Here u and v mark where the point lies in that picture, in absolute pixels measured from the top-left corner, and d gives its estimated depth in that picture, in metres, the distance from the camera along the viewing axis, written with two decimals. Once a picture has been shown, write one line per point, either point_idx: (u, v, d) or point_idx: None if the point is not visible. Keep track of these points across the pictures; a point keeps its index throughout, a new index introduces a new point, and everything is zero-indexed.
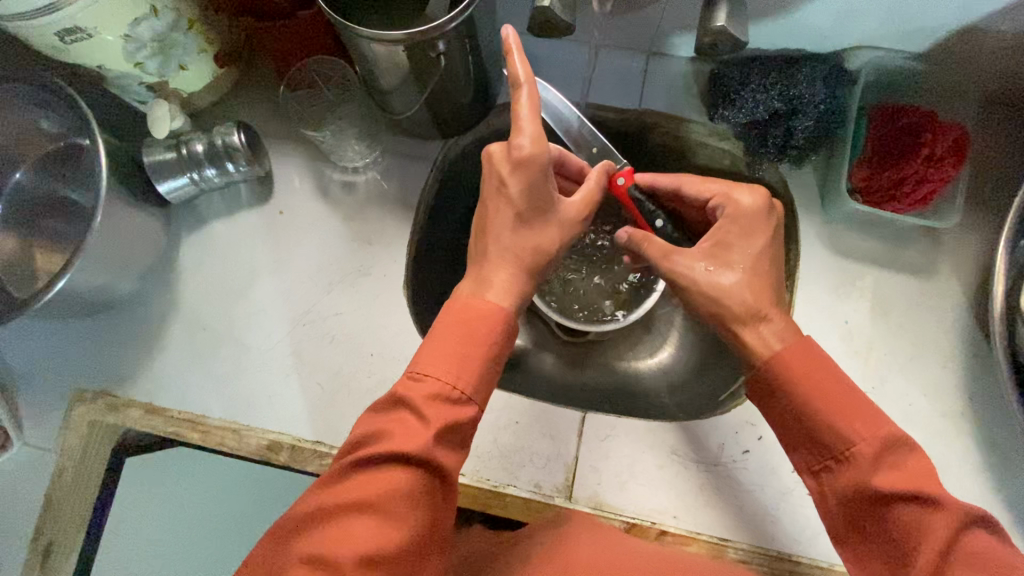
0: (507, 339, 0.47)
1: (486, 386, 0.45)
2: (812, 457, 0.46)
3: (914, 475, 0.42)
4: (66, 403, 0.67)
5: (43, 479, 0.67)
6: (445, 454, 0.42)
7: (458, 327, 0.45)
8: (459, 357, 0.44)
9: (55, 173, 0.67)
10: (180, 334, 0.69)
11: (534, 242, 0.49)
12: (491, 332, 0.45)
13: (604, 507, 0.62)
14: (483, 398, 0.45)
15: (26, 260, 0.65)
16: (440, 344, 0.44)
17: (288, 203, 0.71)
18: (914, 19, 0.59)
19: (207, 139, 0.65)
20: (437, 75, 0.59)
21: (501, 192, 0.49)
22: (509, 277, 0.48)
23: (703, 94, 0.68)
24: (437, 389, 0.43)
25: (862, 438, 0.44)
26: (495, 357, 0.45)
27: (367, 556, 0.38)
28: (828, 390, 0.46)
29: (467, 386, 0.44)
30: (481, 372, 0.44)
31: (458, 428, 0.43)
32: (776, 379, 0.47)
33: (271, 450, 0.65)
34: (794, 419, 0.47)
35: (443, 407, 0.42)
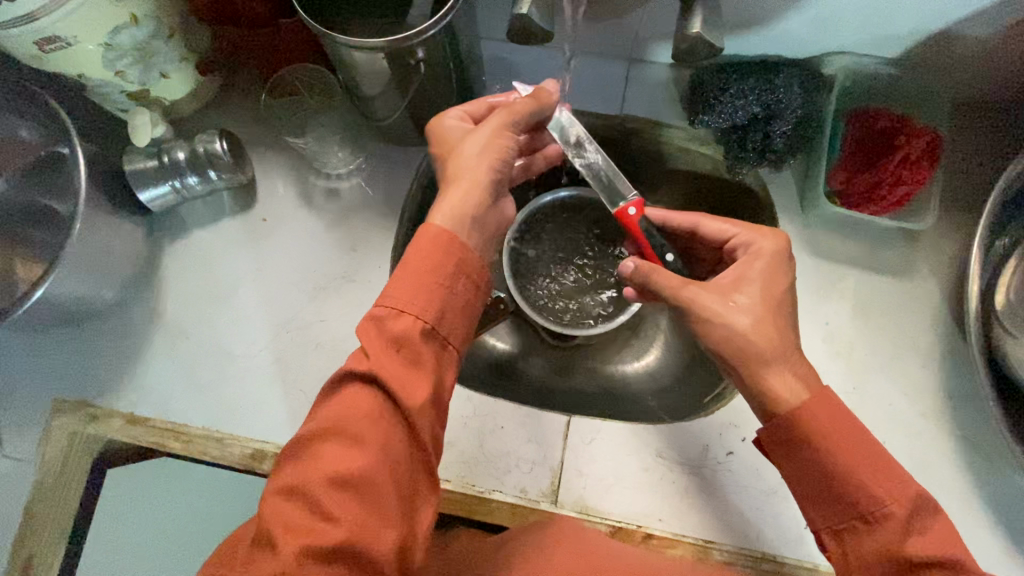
0: (457, 255, 0.44)
1: (444, 302, 0.43)
2: (836, 515, 0.45)
3: (941, 539, 0.42)
4: (46, 415, 0.67)
5: (20, 494, 0.66)
6: (399, 370, 0.41)
7: (416, 256, 0.44)
8: (403, 281, 0.43)
9: (35, 183, 0.66)
10: (162, 343, 0.68)
11: (465, 152, 0.49)
12: (432, 250, 0.44)
13: (591, 510, 0.62)
14: (438, 313, 0.43)
15: (6, 269, 0.65)
16: (401, 273, 0.43)
17: (271, 210, 0.71)
18: (887, 25, 0.60)
19: (189, 147, 0.65)
20: (417, 81, 0.59)
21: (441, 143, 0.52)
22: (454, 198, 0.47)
23: (684, 100, 0.70)
24: (384, 315, 0.42)
25: (893, 500, 0.43)
26: (444, 270, 0.44)
27: (335, 477, 0.39)
28: (848, 448, 0.45)
29: (414, 304, 0.42)
30: (430, 290, 0.43)
31: (410, 344, 0.42)
32: (810, 435, 0.45)
33: (254, 458, 0.64)
34: (814, 480, 0.45)
35: (400, 329, 0.42)
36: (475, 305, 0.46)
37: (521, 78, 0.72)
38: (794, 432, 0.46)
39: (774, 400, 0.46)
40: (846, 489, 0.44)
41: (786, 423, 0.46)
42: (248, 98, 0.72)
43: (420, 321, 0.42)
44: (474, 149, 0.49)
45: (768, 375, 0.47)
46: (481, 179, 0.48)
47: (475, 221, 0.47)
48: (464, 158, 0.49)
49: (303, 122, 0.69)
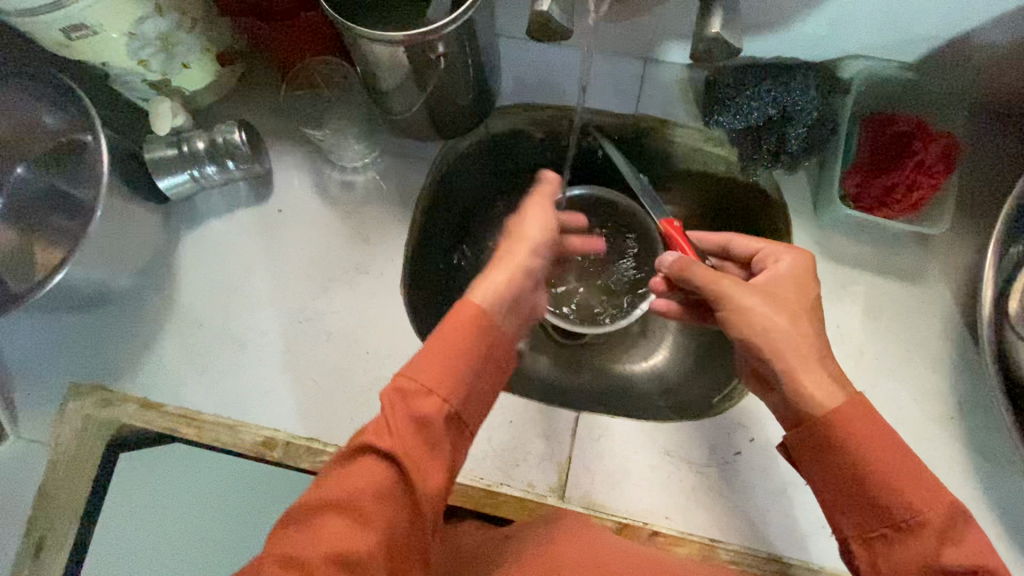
0: (492, 338, 0.44)
1: (469, 384, 0.42)
2: (867, 522, 0.43)
3: (977, 549, 0.40)
4: (62, 397, 0.68)
5: (35, 475, 0.67)
6: (418, 453, 0.40)
7: (452, 328, 0.43)
8: (434, 357, 0.42)
9: (53, 169, 0.67)
10: (177, 330, 0.69)
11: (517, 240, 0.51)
12: (472, 328, 0.43)
13: (597, 506, 0.62)
14: (463, 399, 0.42)
15: (24, 252, 0.66)
16: (434, 347, 0.42)
17: (287, 201, 0.71)
18: (904, 29, 0.60)
19: (208, 137, 0.66)
20: (435, 76, 0.60)
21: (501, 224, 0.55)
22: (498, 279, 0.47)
23: (699, 100, 0.71)
24: (410, 390, 0.41)
25: (927, 508, 0.41)
26: (475, 351, 0.43)
27: (336, 556, 0.38)
28: (882, 454, 0.43)
29: (442, 385, 0.41)
30: (460, 371, 0.42)
31: (431, 427, 0.41)
32: (841, 440, 0.44)
33: (265, 446, 0.65)
34: (845, 487, 0.44)
35: (423, 408, 0.41)
36: (497, 389, 0.45)
37: (538, 76, 0.72)
38: (823, 432, 0.44)
39: (800, 385, 0.46)
40: (878, 496, 0.43)
41: (817, 425, 0.45)
42: (267, 89, 0.73)
43: (444, 405, 0.41)
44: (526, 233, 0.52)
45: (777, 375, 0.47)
46: (527, 261, 0.50)
47: (513, 304, 0.47)
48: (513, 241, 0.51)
49: (323, 115, 0.71)
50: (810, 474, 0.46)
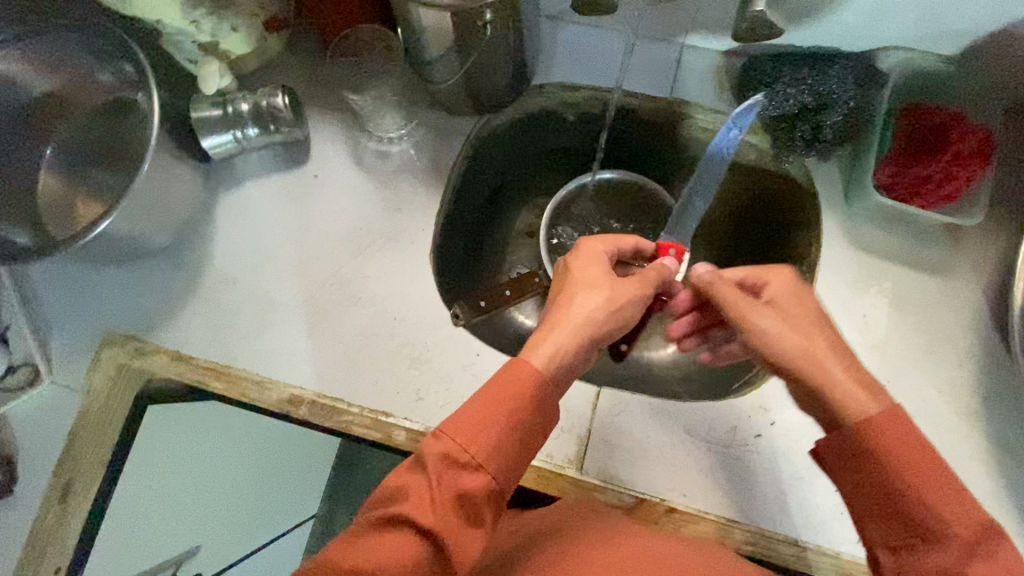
0: (541, 409, 0.46)
1: (512, 459, 0.44)
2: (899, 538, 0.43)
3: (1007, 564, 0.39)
4: (97, 345, 0.70)
5: (67, 419, 0.69)
6: (459, 528, 0.41)
7: (501, 395, 0.44)
8: (482, 425, 0.43)
9: (104, 124, 0.69)
10: (210, 287, 0.71)
11: (594, 297, 0.52)
12: (524, 392, 0.45)
13: (614, 480, 0.63)
14: (508, 472, 0.44)
15: (68, 204, 0.67)
16: (483, 414, 0.43)
17: (323, 167, 0.73)
18: (943, 19, 0.61)
19: (253, 100, 0.68)
20: (478, 48, 0.62)
21: (579, 271, 0.54)
22: (557, 338, 0.49)
23: (735, 87, 0.70)
24: (456, 459, 0.42)
25: (958, 522, 0.41)
26: (523, 424, 0.44)
27: None
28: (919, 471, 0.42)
29: (490, 459, 0.43)
30: (507, 444, 0.43)
31: (473, 502, 0.42)
32: (877, 453, 0.43)
33: (291, 403, 0.66)
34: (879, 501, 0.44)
35: (470, 478, 0.42)
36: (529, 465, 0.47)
37: (576, 56, 0.73)
38: (853, 441, 0.44)
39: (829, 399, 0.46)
40: (913, 512, 0.42)
41: (847, 432, 0.45)
42: (310, 56, 0.75)
43: (491, 477, 0.43)
44: (594, 288, 0.53)
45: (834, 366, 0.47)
46: (604, 320, 0.52)
47: (561, 374, 0.49)
48: (579, 294, 0.52)
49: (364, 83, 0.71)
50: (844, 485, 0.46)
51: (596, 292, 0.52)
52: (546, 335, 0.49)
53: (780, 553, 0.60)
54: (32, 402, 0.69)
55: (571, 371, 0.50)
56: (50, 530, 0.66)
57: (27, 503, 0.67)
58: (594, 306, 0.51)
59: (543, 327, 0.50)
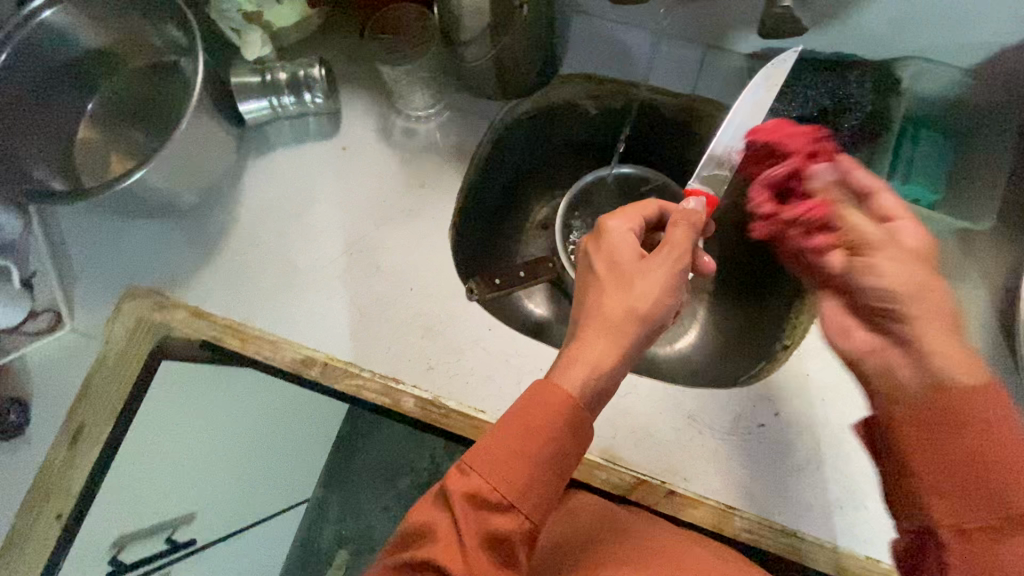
0: (574, 438, 0.47)
1: (544, 492, 0.46)
2: (974, 513, 0.39)
3: None
4: (118, 297, 0.71)
5: (84, 366, 0.70)
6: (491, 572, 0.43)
7: (527, 427, 0.46)
8: (510, 465, 0.45)
9: (145, 85, 0.73)
10: (234, 248, 0.73)
11: (634, 287, 0.50)
12: (552, 423, 0.46)
13: (617, 459, 0.64)
14: (541, 510, 0.46)
15: (103, 155, 0.71)
16: (506, 452, 0.45)
17: (352, 140, 0.75)
18: (962, 33, 0.63)
19: (291, 70, 0.70)
20: (513, 29, 0.66)
21: (599, 266, 0.53)
22: (588, 355, 0.49)
23: (754, 88, 0.73)
24: (485, 498, 0.44)
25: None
26: (552, 457, 0.46)
27: None
28: (1010, 439, 0.40)
29: (522, 499, 0.45)
30: (535, 481, 0.45)
31: (505, 541, 0.44)
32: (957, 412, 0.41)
33: (304, 364, 0.68)
34: (942, 458, 0.41)
35: (497, 519, 0.44)
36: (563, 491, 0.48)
37: (604, 50, 0.75)
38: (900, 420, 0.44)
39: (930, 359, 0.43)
40: (991, 479, 0.39)
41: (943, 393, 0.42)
42: (347, 32, 0.77)
43: (522, 518, 0.45)
44: (629, 286, 0.50)
45: (923, 316, 0.45)
46: (650, 303, 0.50)
47: (595, 391, 0.49)
48: (612, 293, 0.51)
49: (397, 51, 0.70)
50: (908, 439, 0.43)
51: (637, 283, 0.50)
52: (584, 347, 0.49)
53: (777, 542, 0.61)
54: (50, 348, 0.70)
55: (608, 385, 0.49)
56: (56, 474, 0.67)
57: (36, 447, 0.68)
58: (629, 307, 0.50)
59: (577, 337, 0.50)
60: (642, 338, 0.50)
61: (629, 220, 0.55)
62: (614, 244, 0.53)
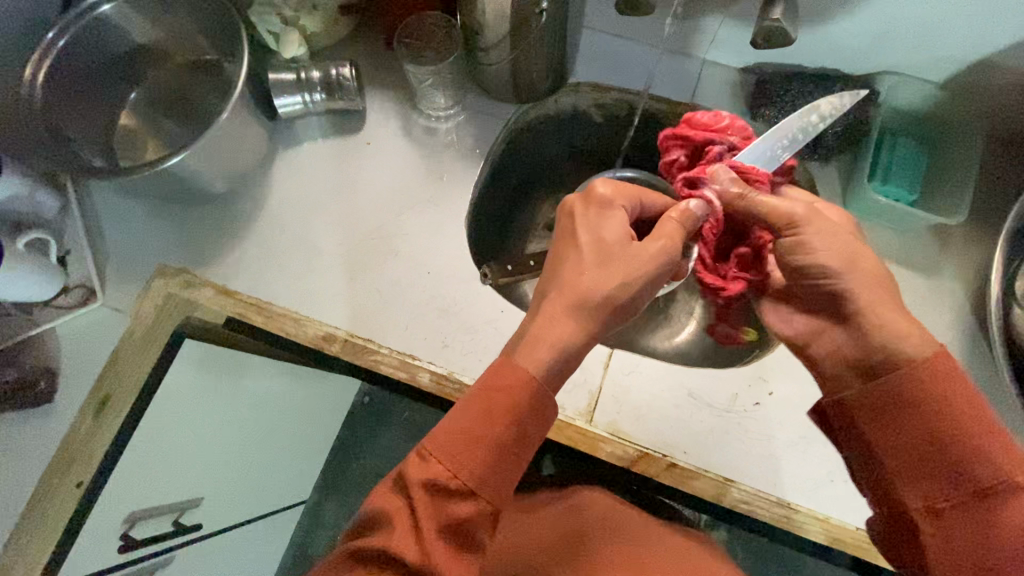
0: (533, 417, 0.48)
1: (504, 479, 0.47)
2: (934, 493, 0.46)
3: (1001, 468, 0.44)
4: (150, 274, 0.76)
5: (113, 338, 0.73)
6: (448, 558, 0.44)
7: (487, 410, 0.47)
8: (470, 449, 0.46)
9: (186, 79, 0.79)
10: (261, 232, 0.77)
11: (605, 272, 0.53)
12: (515, 405, 0.47)
13: (621, 433, 0.68)
14: (501, 496, 0.47)
15: (140, 141, 0.77)
16: (464, 437, 0.46)
17: (375, 136, 0.81)
18: (934, 50, 0.70)
19: (323, 70, 0.76)
20: (530, 34, 0.71)
21: (578, 242, 0.54)
22: (555, 335, 0.51)
23: (747, 99, 0.80)
24: (444, 486, 0.45)
25: (995, 464, 0.44)
26: (512, 442, 0.47)
27: None
28: (960, 411, 0.46)
29: (481, 487, 0.46)
30: (495, 467, 0.46)
31: (464, 527, 0.45)
32: (900, 394, 0.47)
33: (325, 340, 0.72)
34: (906, 443, 0.47)
35: (455, 504, 0.45)
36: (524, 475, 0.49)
37: (612, 60, 0.81)
38: (862, 407, 0.49)
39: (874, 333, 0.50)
40: (945, 453, 0.46)
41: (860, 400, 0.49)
42: (374, 39, 0.84)
43: (480, 505, 0.46)
44: (606, 265, 0.53)
45: (860, 287, 0.52)
46: (620, 287, 0.52)
47: (555, 370, 0.51)
48: (592, 269, 0.53)
49: (422, 55, 0.77)
50: (871, 437, 0.49)
51: (614, 265, 0.53)
52: (548, 328, 0.51)
53: (772, 512, 0.65)
54: (81, 321, 0.74)
55: (569, 364, 0.52)
56: (79, 442, 0.69)
57: (61, 416, 0.70)
58: (605, 286, 0.52)
59: (547, 314, 0.52)
60: (611, 318, 0.53)
61: (620, 192, 0.57)
62: (597, 218, 0.55)
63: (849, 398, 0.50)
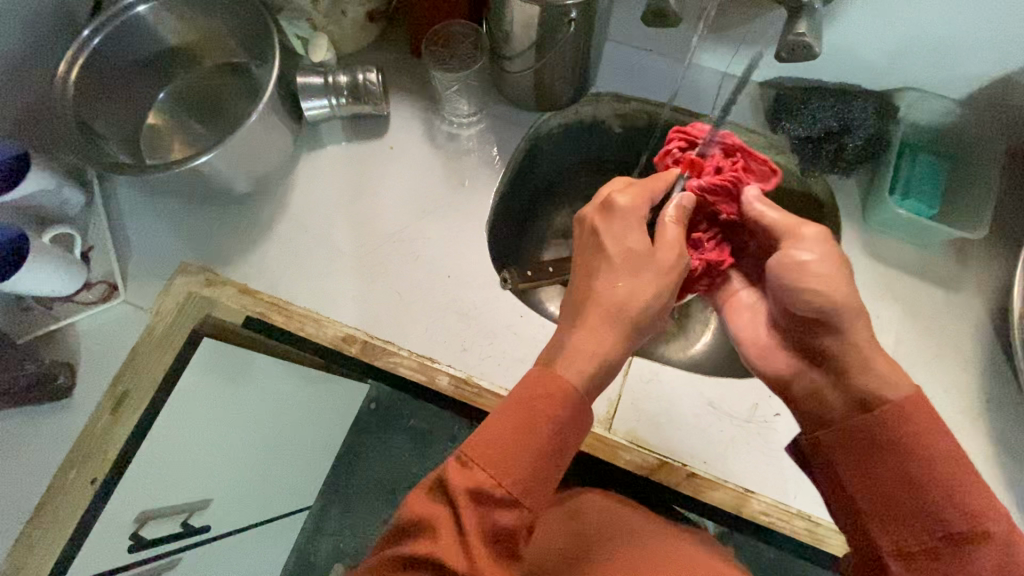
0: (572, 423, 0.47)
1: (546, 486, 0.46)
2: (910, 536, 0.45)
3: (977, 510, 0.43)
4: (171, 272, 0.76)
5: (133, 335, 0.73)
6: (492, 567, 0.43)
7: (525, 414, 0.46)
8: (516, 455, 0.44)
9: (214, 80, 0.81)
10: (284, 232, 0.77)
11: (631, 280, 0.53)
12: (558, 415, 0.46)
13: (641, 441, 0.67)
14: (543, 503, 0.46)
15: (166, 139, 0.78)
16: (506, 441, 0.44)
17: (399, 140, 0.81)
18: (955, 67, 0.71)
19: (350, 74, 0.77)
20: (556, 44, 0.71)
21: (604, 255, 0.54)
22: (589, 345, 0.50)
23: (767, 111, 0.80)
24: (489, 494, 0.43)
25: (981, 510, 0.43)
26: (554, 449, 0.46)
27: None
28: (935, 443, 0.46)
29: (524, 494, 0.44)
30: (539, 475, 0.45)
31: (507, 536, 0.44)
32: (883, 433, 0.47)
33: (345, 341, 0.72)
34: (867, 480, 0.48)
35: (498, 511, 0.43)
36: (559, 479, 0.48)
37: (635, 71, 0.83)
38: (836, 443, 0.50)
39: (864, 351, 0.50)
40: (923, 498, 0.45)
41: (850, 426, 0.49)
42: (400, 46, 0.85)
43: (525, 512, 0.44)
44: (638, 273, 0.53)
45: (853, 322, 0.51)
46: (653, 297, 0.53)
47: (594, 381, 0.50)
48: (626, 278, 0.53)
49: (447, 63, 0.78)
50: (845, 474, 0.49)
51: (645, 278, 0.53)
52: (582, 336, 0.51)
53: (793, 525, 0.64)
54: (102, 317, 0.74)
55: (608, 376, 0.52)
56: (94, 440, 0.68)
57: (79, 412, 0.70)
58: (637, 295, 0.52)
59: (582, 324, 0.52)
60: (641, 327, 0.53)
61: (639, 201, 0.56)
62: (618, 232, 0.55)
63: (807, 438, 0.52)
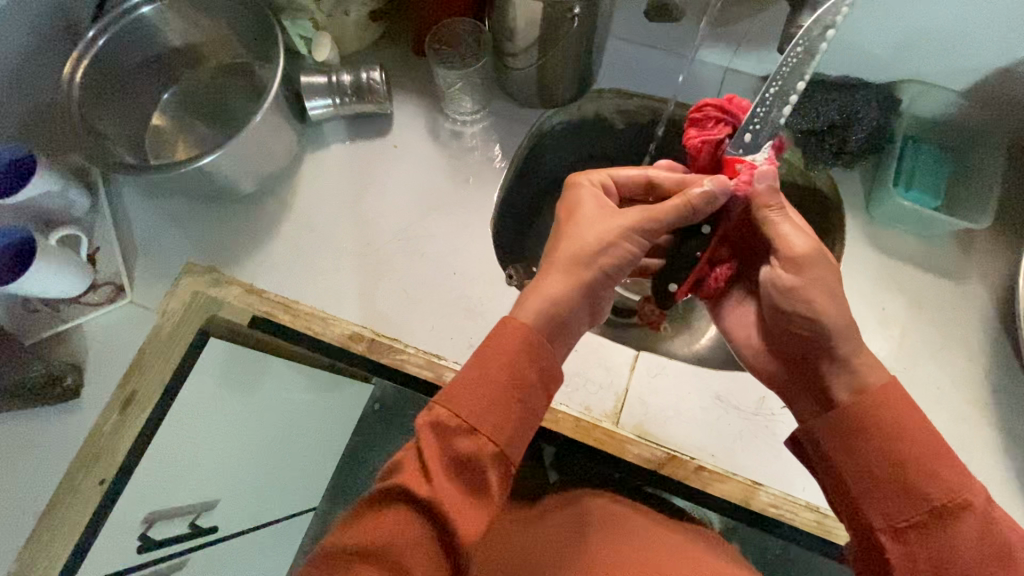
0: (538, 357, 0.47)
1: (515, 420, 0.45)
2: (897, 512, 0.45)
3: (950, 486, 0.44)
4: (178, 272, 0.76)
5: (140, 335, 0.73)
6: (459, 500, 0.42)
7: (488, 353, 0.46)
8: (477, 390, 0.45)
9: (217, 81, 0.81)
10: (289, 231, 0.78)
11: (590, 229, 0.54)
12: (516, 346, 0.47)
13: (648, 435, 0.67)
14: (512, 436, 0.45)
15: (171, 140, 0.78)
16: (466, 379, 0.45)
17: (402, 138, 0.82)
18: (956, 60, 0.71)
19: (354, 73, 0.78)
20: (559, 41, 0.72)
21: (560, 219, 0.56)
22: (549, 289, 0.51)
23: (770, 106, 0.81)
24: (452, 428, 0.43)
25: (955, 485, 0.44)
26: (518, 378, 0.46)
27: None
28: (910, 424, 0.46)
29: (487, 426, 0.44)
30: (506, 409, 0.45)
31: (475, 467, 0.43)
32: (868, 417, 0.47)
33: (351, 339, 0.72)
34: (854, 466, 0.47)
35: (461, 444, 0.43)
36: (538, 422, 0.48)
37: (638, 68, 0.83)
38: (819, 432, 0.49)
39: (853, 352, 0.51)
40: (906, 475, 0.45)
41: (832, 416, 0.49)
42: (403, 45, 0.85)
43: (492, 444, 0.44)
44: (599, 223, 0.55)
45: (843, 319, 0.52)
46: (614, 241, 0.53)
47: (556, 322, 0.51)
48: (584, 227, 0.54)
49: (451, 60, 0.78)
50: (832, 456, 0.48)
51: (606, 225, 0.54)
52: (544, 282, 0.52)
53: (801, 517, 0.64)
54: (109, 317, 0.74)
55: (571, 319, 0.52)
56: (103, 440, 0.69)
57: (88, 412, 0.70)
58: (598, 238, 0.53)
59: (543, 272, 0.53)
60: (607, 274, 0.54)
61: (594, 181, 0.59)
62: (573, 201, 0.57)
63: (802, 430, 0.51)
